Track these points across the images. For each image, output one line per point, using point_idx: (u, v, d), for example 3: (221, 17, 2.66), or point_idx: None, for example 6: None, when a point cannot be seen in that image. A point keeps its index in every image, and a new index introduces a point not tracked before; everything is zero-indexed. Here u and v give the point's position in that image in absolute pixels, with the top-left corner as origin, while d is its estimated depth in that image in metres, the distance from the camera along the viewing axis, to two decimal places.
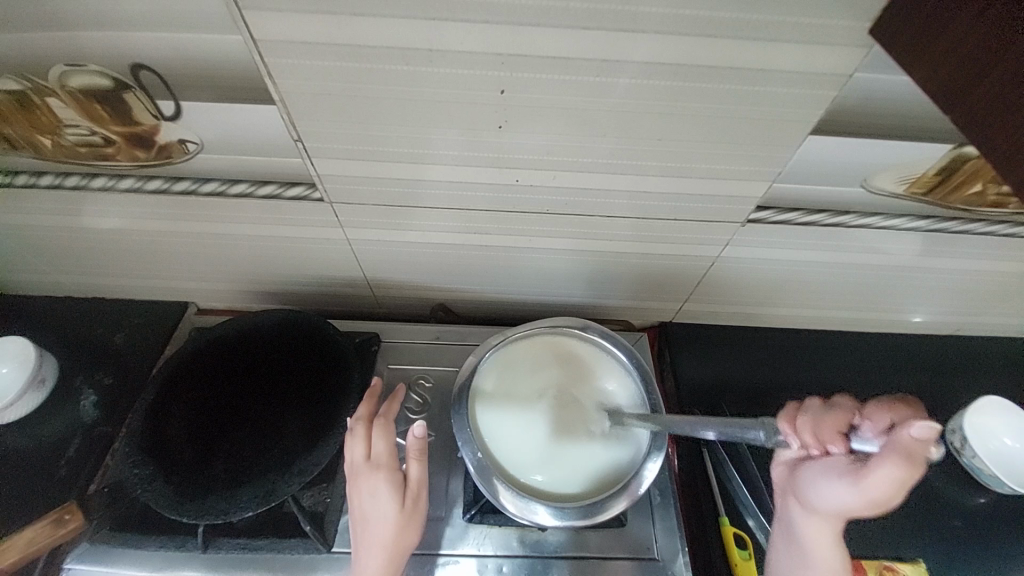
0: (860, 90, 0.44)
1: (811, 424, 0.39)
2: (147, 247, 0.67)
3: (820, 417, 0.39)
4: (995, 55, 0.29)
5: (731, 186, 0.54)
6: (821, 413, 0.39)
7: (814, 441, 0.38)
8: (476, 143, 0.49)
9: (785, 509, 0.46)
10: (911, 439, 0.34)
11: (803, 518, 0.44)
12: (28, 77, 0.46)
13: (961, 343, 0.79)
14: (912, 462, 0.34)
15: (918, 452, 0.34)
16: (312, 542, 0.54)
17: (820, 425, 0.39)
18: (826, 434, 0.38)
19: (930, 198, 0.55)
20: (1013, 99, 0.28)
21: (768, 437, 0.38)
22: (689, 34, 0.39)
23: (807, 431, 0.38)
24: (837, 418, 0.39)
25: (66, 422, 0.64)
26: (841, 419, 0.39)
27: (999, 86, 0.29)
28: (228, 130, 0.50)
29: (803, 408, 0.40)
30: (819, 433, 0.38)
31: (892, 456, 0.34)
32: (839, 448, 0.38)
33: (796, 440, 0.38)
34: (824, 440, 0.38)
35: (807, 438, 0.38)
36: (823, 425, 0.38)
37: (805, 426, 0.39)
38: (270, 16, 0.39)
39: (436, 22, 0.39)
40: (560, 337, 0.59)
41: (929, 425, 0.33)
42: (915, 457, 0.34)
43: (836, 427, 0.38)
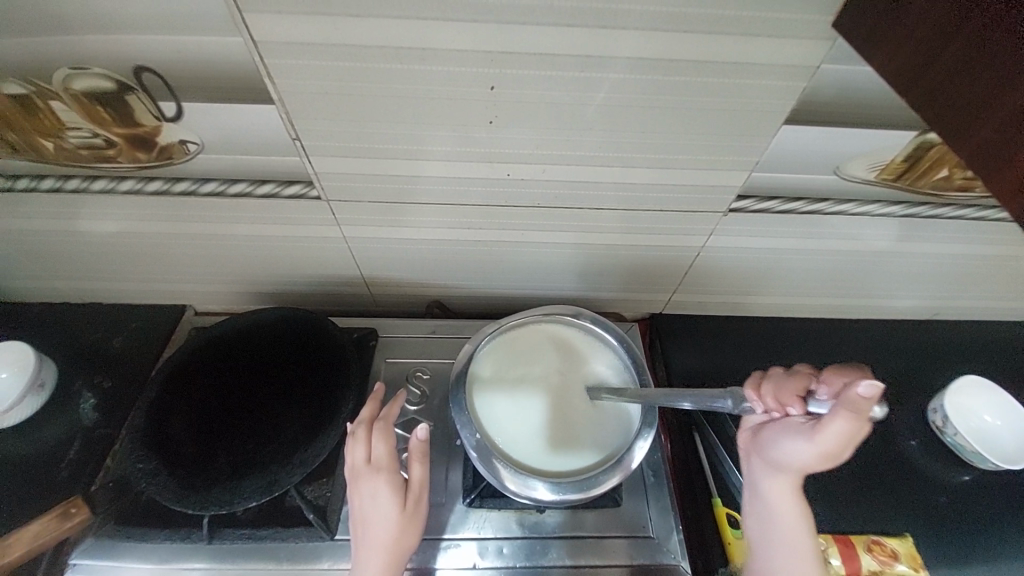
0: (827, 82, 0.47)
1: (773, 389, 0.42)
2: (145, 249, 0.68)
3: (783, 383, 0.43)
4: (946, 39, 0.31)
5: (712, 177, 0.56)
6: (784, 380, 0.43)
7: (775, 405, 0.42)
8: (470, 138, 0.52)
9: (752, 470, 0.50)
10: (858, 397, 0.36)
11: (766, 471, 0.48)
12: (32, 81, 0.47)
13: (940, 327, 0.82)
14: (856, 415, 0.37)
15: (863, 407, 0.36)
16: (315, 530, 0.55)
17: (783, 389, 0.42)
18: (785, 397, 0.41)
19: (902, 184, 0.58)
20: (964, 77, 0.30)
21: (734, 403, 0.41)
22: (665, 30, 0.42)
23: (768, 395, 0.42)
24: (798, 383, 0.42)
25: (65, 426, 0.65)
26: (801, 383, 0.42)
27: (952, 67, 0.31)
28: (229, 129, 0.52)
29: (770, 378, 0.44)
30: (780, 396, 0.42)
31: (841, 410, 0.37)
32: (798, 410, 0.41)
33: (760, 405, 0.42)
34: (784, 402, 0.41)
35: (769, 402, 0.42)
36: (783, 389, 0.42)
37: (767, 391, 0.42)
38: (269, 18, 0.41)
39: (428, 23, 0.41)
40: (553, 324, 0.61)
41: (874, 384, 0.36)
42: (860, 411, 0.37)
43: (796, 390, 0.41)
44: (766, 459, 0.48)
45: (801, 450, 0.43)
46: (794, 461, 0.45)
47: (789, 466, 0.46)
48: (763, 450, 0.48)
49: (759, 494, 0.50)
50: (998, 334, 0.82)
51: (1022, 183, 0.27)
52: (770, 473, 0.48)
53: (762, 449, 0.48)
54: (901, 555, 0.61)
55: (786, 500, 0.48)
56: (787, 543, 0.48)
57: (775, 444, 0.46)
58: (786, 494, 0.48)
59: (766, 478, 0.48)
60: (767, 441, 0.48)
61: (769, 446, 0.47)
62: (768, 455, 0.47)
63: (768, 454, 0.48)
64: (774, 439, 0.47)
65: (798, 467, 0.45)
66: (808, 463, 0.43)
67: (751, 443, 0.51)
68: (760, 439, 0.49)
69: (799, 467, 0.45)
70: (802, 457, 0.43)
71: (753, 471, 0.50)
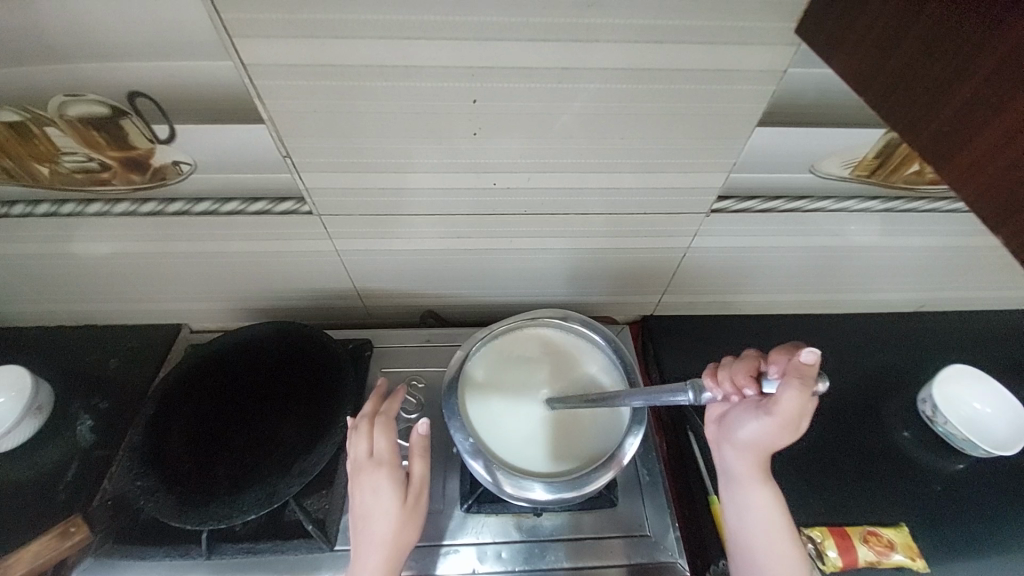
0: (797, 84, 0.49)
1: (728, 373, 0.44)
2: (141, 269, 0.69)
3: (736, 366, 0.45)
4: (903, 30, 0.32)
5: (692, 179, 0.58)
6: (736, 364, 0.45)
7: (733, 388, 0.43)
8: (455, 150, 0.53)
9: (723, 458, 0.52)
10: (803, 363, 0.40)
11: (735, 457, 0.50)
12: (28, 108, 0.49)
13: (926, 318, 0.83)
14: (803, 382, 0.40)
15: (809, 374, 0.40)
16: (315, 542, 0.55)
17: (736, 372, 0.44)
18: (741, 378, 0.43)
19: (875, 179, 0.60)
20: (920, 70, 0.32)
21: (695, 394, 0.41)
22: (637, 41, 0.44)
23: (725, 379, 0.44)
24: (747, 365, 0.44)
25: (63, 448, 0.65)
26: (752, 364, 0.44)
27: (908, 59, 0.32)
28: (221, 149, 0.53)
29: (723, 364, 0.46)
30: (736, 378, 0.43)
31: (789, 380, 0.41)
32: (753, 390, 0.43)
33: (720, 391, 0.43)
34: (740, 383, 0.43)
35: (727, 385, 0.43)
36: (736, 372, 0.44)
37: (724, 375, 0.44)
38: (257, 42, 0.43)
39: (409, 41, 0.43)
40: (543, 328, 0.62)
41: (813, 350, 0.40)
42: (807, 378, 0.40)
43: (749, 371, 0.44)
44: (734, 444, 0.50)
45: (759, 428, 0.46)
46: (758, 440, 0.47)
47: (754, 447, 0.48)
48: (729, 434, 0.51)
49: (733, 481, 0.51)
50: (984, 323, 0.84)
51: (1008, 135, 0.26)
52: (739, 459, 0.50)
53: (726, 433, 0.51)
54: (898, 545, 0.61)
55: (760, 486, 0.50)
56: (767, 535, 0.50)
57: (741, 427, 0.49)
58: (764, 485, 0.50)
59: (737, 465, 0.51)
60: (732, 425, 0.51)
61: (733, 429, 0.50)
62: (735, 438, 0.50)
63: (733, 438, 0.50)
64: (737, 421, 0.50)
65: (761, 445, 0.48)
66: (768, 438, 0.46)
67: (717, 430, 0.53)
68: (724, 425, 0.52)
69: (762, 445, 0.47)
70: (762, 434, 0.46)
71: (724, 456, 0.52)
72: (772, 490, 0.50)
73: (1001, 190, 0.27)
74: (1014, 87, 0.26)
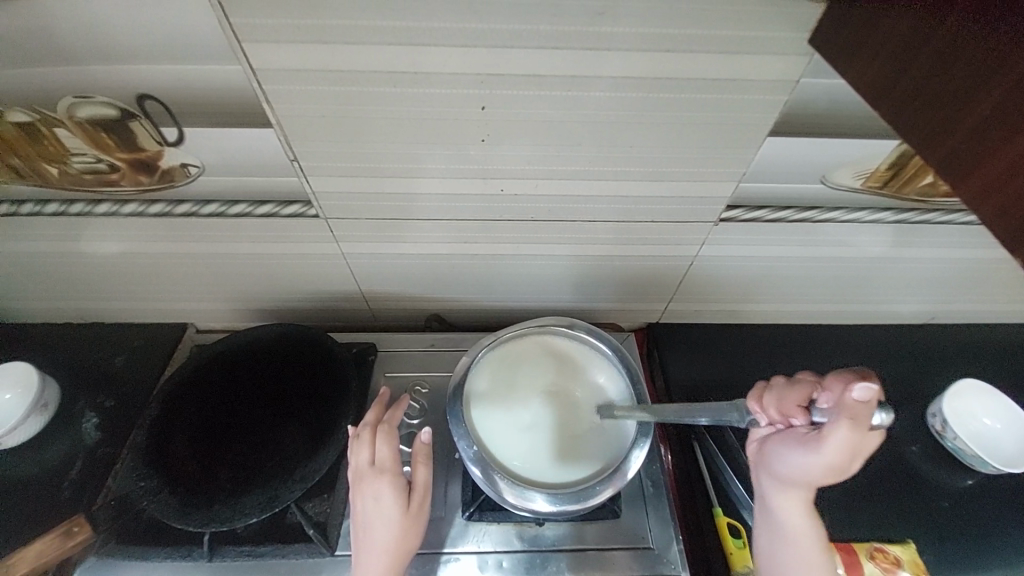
0: (810, 93, 0.48)
1: (775, 400, 0.44)
2: (148, 269, 0.69)
3: (784, 393, 0.44)
4: (925, 43, 0.32)
5: (701, 188, 0.57)
6: (786, 389, 0.44)
7: (778, 416, 0.43)
8: (462, 156, 0.53)
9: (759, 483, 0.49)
10: (854, 401, 0.37)
11: (773, 486, 0.47)
12: (38, 109, 0.49)
13: (937, 331, 0.82)
14: (855, 421, 0.37)
15: (861, 413, 0.37)
16: (316, 546, 0.55)
17: (784, 398, 0.43)
18: (788, 408, 0.43)
19: (888, 190, 0.59)
20: (940, 84, 0.31)
21: (738, 418, 0.44)
22: (647, 50, 0.43)
23: (770, 407, 0.44)
24: (800, 392, 0.43)
25: (68, 444, 0.66)
26: (804, 393, 0.43)
27: (927, 75, 0.32)
28: (229, 152, 0.53)
29: (772, 387, 0.45)
30: (782, 407, 0.43)
31: (839, 417, 0.38)
32: (801, 420, 0.42)
33: (762, 417, 0.44)
34: (787, 413, 0.43)
35: (772, 413, 0.44)
36: (785, 400, 0.43)
37: (769, 403, 0.44)
38: (265, 47, 0.43)
39: (418, 48, 0.43)
40: (549, 336, 0.61)
41: (868, 385, 0.37)
42: (859, 417, 0.37)
43: (798, 400, 0.43)
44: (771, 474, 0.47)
45: (804, 462, 0.42)
46: (797, 476, 0.43)
47: (794, 483, 0.44)
48: (768, 464, 0.47)
49: (768, 510, 0.49)
50: (997, 337, 0.82)
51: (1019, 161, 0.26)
52: (778, 493, 0.47)
53: (767, 463, 0.47)
54: (904, 562, 0.60)
55: (801, 523, 0.47)
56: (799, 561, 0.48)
57: (779, 460, 0.45)
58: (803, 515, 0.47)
59: (774, 495, 0.47)
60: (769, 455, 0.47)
61: (770, 461, 0.46)
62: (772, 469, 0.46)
63: (773, 469, 0.46)
64: (778, 453, 0.45)
65: (805, 480, 0.43)
66: (815, 474, 0.42)
67: (756, 455, 0.49)
68: (763, 452, 0.48)
69: (806, 479, 0.43)
70: (803, 472, 0.43)
71: (761, 485, 0.49)
72: (810, 521, 0.48)
73: (1016, 214, 0.27)
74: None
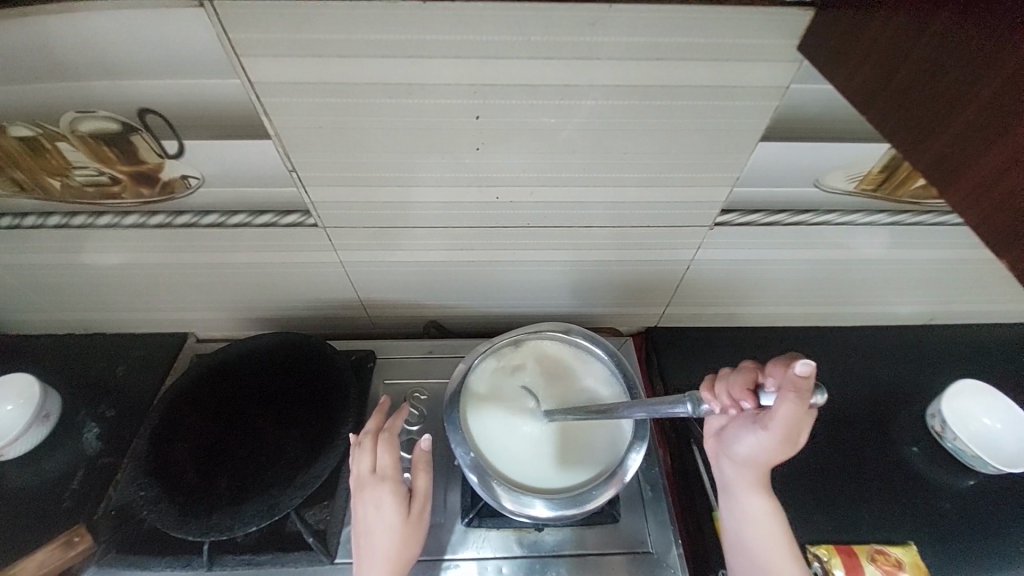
0: (799, 99, 0.49)
1: (724, 387, 0.44)
2: (149, 280, 0.70)
3: (732, 379, 0.44)
4: (909, 49, 0.32)
5: (696, 193, 0.58)
6: (733, 377, 0.44)
7: (729, 401, 0.43)
8: (459, 165, 0.54)
9: (721, 470, 0.53)
10: (796, 376, 0.38)
11: (734, 469, 0.51)
12: (41, 124, 0.50)
13: (935, 331, 0.82)
14: (800, 395, 0.39)
15: (804, 386, 0.38)
16: (316, 554, 0.56)
17: (733, 385, 0.43)
18: (737, 392, 0.43)
19: (880, 193, 0.59)
20: (925, 89, 0.31)
21: (694, 406, 0.41)
22: (638, 58, 0.44)
23: (721, 393, 0.43)
24: (745, 377, 0.44)
25: (69, 455, 0.66)
26: (749, 377, 0.43)
27: (914, 78, 0.32)
28: (229, 164, 0.54)
29: (722, 376, 0.45)
30: (733, 393, 0.43)
31: (785, 393, 0.40)
32: (751, 403, 0.42)
33: (716, 404, 0.42)
34: (737, 398, 0.42)
35: (723, 399, 0.43)
36: (733, 385, 0.43)
37: (721, 389, 0.43)
38: (263, 60, 0.44)
39: (414, 59, 0.44)
40: (545, 341, 0.62)
41: (807, 363, 0.37)
42: (803, 392, 0.39)
43: (746, 385, 0.43)
44: (732, 457, 0.51)
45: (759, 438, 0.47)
46: (754, 453, 0.48)
47: (752, 460, 0.49)
48: (727, 448, 0.52)
49: (732, 494, 0.52)
50: (994, 337, 0.82)
51: (1008, 162, 0.26)
52: (740, 476, 0.51)
53: (727, 446, 0.52)
54: (906, 563, 0.60)
55: (763, 508, 0.51)
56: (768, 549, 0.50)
57: (737, 442, 0.50)
58: (763, 498, 0.51)
59: (736, 477, 0.51)
60: (729, 440, 0.51)
61: (731, 445, 0.51)
62: (732, 452, 0.51)
63: (733, 451, 0.51)
64: (736, 434, 0.50)
65: (760, 458, 0.48)
66: (770, 449, 0.46)
67: (716, 444, 0.54)
68: (723, 439, 0.52)
69: (762, 454, 0.48)
70: (760, 447, 0.47)
71: (723, 471, 0.53)
72: (770, 504, 0.51)
73: (1002, 217, 0.27)
74: (1013, 115, 0.26)
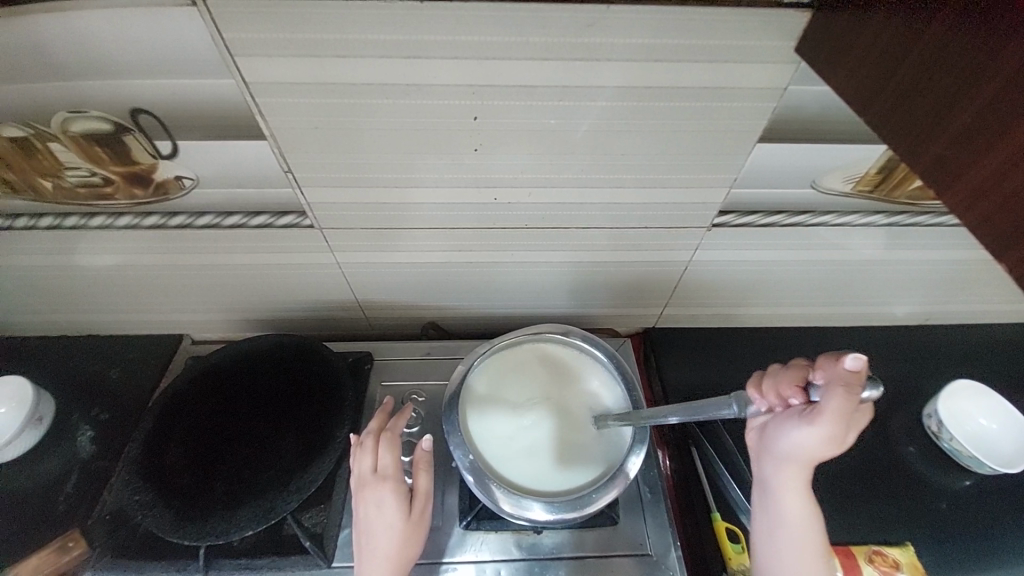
0: (798, 100, 0.49)
1: (772, 384, 0.44)
2: (143, 281, 0.69)
3: (781, 376, 0.44)
4: (906, 48, 0.32)
5: (694, 194, 0.58)
6: (782, 373, 0.44)
7: (776, 399, 0.43)
8: (457, 165, 0.53)
9: (761, 468, 0.50)
10: (848, 370, 0.38)
11: (775, 469, 0.49)
12: (31, 124, 0.49)
13: (932, 332, 0.82)
14: (849, 390, 0.38)
15: (855, 380, 0.38)
16: (313, 558, 0.55)
17: (781, 382, 0.44)
18: (784, 389, 0.43)
19: (877, 194, 0.59)
20: (923, 90, 0.31)
21: (740, 408, 0.41)
22: (636, 60, 0.44)
23: (769, 391, 0.44)
24: (796, 374, 0.43)
25: (63, 459, 0.65)
26: (799, 374, 0.43)
27: (912, 78, 0.32)
28: (224, 165, 0.53)
29: (770, 373, 0.45)
30: (779, 390, 0.43)
31: (833, 389, 0.39)
32: (799, 400, 0.42)
33: (763, 404, 0.43)
34: (784, 394, 0.43)
35: (771, 398, 0.43)
36: (782, 382, 0.43)
37: (767, 387, 0.44)
38: (257, 61, 0.43)
39: (411, 60, 0.43)
40: (545, 343, 0.62)
41: (859, 355, 0.38)
42: (853, 387, 0.38)
43: (795, 381, 0.43)
44: (773, 456, 0.48)
45: (801, 438, 0.44)
46: (800, 452, 0.45)
47: (797, 459, 0.46)
48: (769, 447, 0.49)
49: (772, 493, 0.50)
50: (990, 337, 0.83)
51: (1008, 163, 0.26)
52: (780, 475, 0.49)
53: (767, 445, 0.49)
54: (903, 564, 0.60)
55: (800, 508, 0.49)
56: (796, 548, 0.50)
57: (780, 439, 0.47)
58: (801, 499, 0.49)
59: (779, 478, 0.49)
60: (771, 438, 0.48)
61: (773, 442, 0.48)
62: (775, 451, 0.48)
63: (773, 450, 0.48)
64: (778, 433, 0.47)
65: (807, 457, 0.45)
66: (818, 448, 0.43)
67: (758, 441, 0.51)
68: (764, 436, 0.50)
69: (808, 454, 0.45)
70: (808, 446, 0.44)
71: (764, 469, 0.50)
72: (809, 504, 0.49)
73: (1003, 219, 0.27)
74: (1015, 114, 0.26)
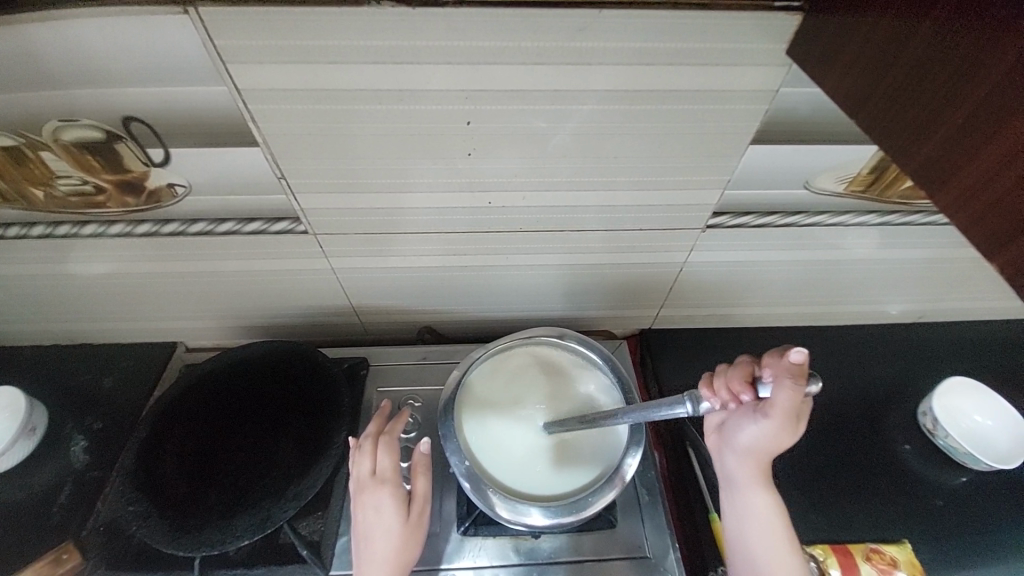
0: (788, 102, 0.49)
1: (723, 381, 0.45)
2: (136, 289, 0.68)
3: (729, 373, 0.45)
4: (897, 49, 0.32)
5: (687, 196, 0.58)
6: (731, 370, 0.45)
7: (729, 395, 0.44)
8: (451, 169, 0.53)
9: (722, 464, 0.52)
10: (792, 363, 0.41)
11: (736, 464, 0.51)
12: (22, 133, 0.49)
13: (925, 329, 0.83)
14: (795, 381, 0.40)
15: (799, 371, 0.40)
16: (310, 567, 0.55)
17: (731, 379, 0.45)
18: (736, 385, 0.44)
19: (869, 195, 0.60)
20: (914, 91, 0.31)
21: (694, 406, 0.41)
22: (628, 64, 0.44)
23: (720, 388, 0.45)
24: (743, 370, 0.45)
25: (56, 470, 0.64)
26: (747, 370, 0.44)
27: (904, 78, 0.32)
28: (217, 172, 0.53)
29: (718, 372, 0.46)
30: (731, 386, 0.44)
31: (780, 380, 0.41)
32: (749, 396, 0.43)
33: (716, 400, 0.43)
34: (736, 391, 0.44)
35: (723, 394, 0.44)
36: (732, 379, 0.44)
37: (720, 384, 0.45)
38: (249, 68, 0.43)
39: (404, 66, 0.43)
40: (539, 347, 0.62)
41: (800, 349, 0.41)
42: (798, 378, 0.40)
43: (744, 377, 0.44)
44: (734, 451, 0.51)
45: (759, 429, 0.47)
46: (757, 444, 0.48)
47: (755, 452, 0.49)
48: (728, 442, 0.51)
49: (737, 490, 0.51)
50: (983, 333, 0.83)
51: (1004, 161, 0.26)
52: (742, 470, 0.51)
53: (728, 438, 0.51)
54: (901, 562, 0.60)
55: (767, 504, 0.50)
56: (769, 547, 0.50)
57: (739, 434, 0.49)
58: (764, 493, 0.50)
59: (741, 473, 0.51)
60: (730, 434, 0.51)
61: (732, 437, 0.50)
62: (735, 445, 0.50)
63: (735, 442, 0.50)
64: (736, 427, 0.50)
65: (763, 449, 0.48)
66: (771, 438, 0.46)
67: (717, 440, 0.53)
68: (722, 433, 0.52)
69: (763, 446, 0.48)
70: (763, 437, 0.47)
71: (726, 464, 0.52)
72: (774, 500, 0.51)
73: (995, 219, 0.27)
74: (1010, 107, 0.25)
